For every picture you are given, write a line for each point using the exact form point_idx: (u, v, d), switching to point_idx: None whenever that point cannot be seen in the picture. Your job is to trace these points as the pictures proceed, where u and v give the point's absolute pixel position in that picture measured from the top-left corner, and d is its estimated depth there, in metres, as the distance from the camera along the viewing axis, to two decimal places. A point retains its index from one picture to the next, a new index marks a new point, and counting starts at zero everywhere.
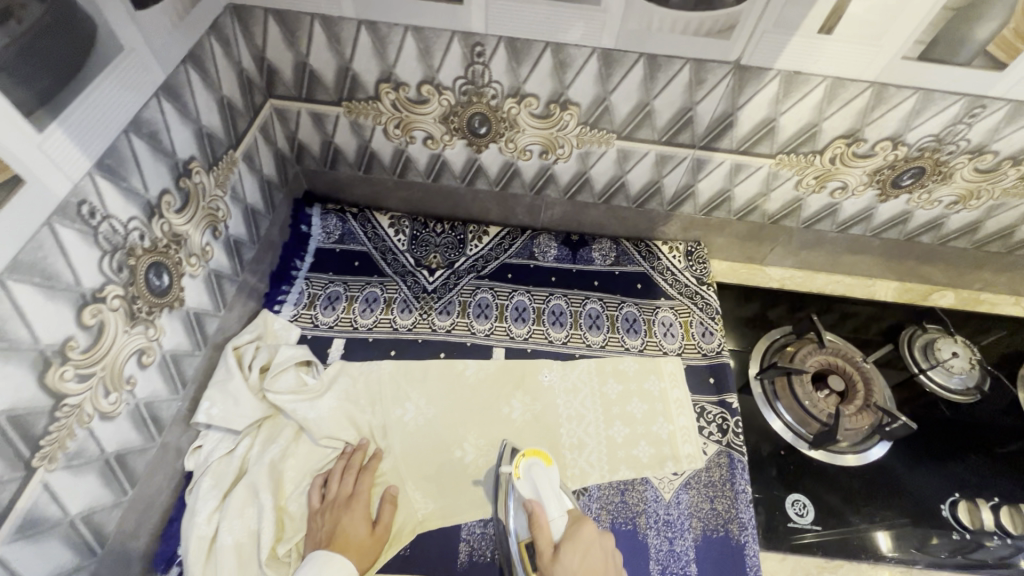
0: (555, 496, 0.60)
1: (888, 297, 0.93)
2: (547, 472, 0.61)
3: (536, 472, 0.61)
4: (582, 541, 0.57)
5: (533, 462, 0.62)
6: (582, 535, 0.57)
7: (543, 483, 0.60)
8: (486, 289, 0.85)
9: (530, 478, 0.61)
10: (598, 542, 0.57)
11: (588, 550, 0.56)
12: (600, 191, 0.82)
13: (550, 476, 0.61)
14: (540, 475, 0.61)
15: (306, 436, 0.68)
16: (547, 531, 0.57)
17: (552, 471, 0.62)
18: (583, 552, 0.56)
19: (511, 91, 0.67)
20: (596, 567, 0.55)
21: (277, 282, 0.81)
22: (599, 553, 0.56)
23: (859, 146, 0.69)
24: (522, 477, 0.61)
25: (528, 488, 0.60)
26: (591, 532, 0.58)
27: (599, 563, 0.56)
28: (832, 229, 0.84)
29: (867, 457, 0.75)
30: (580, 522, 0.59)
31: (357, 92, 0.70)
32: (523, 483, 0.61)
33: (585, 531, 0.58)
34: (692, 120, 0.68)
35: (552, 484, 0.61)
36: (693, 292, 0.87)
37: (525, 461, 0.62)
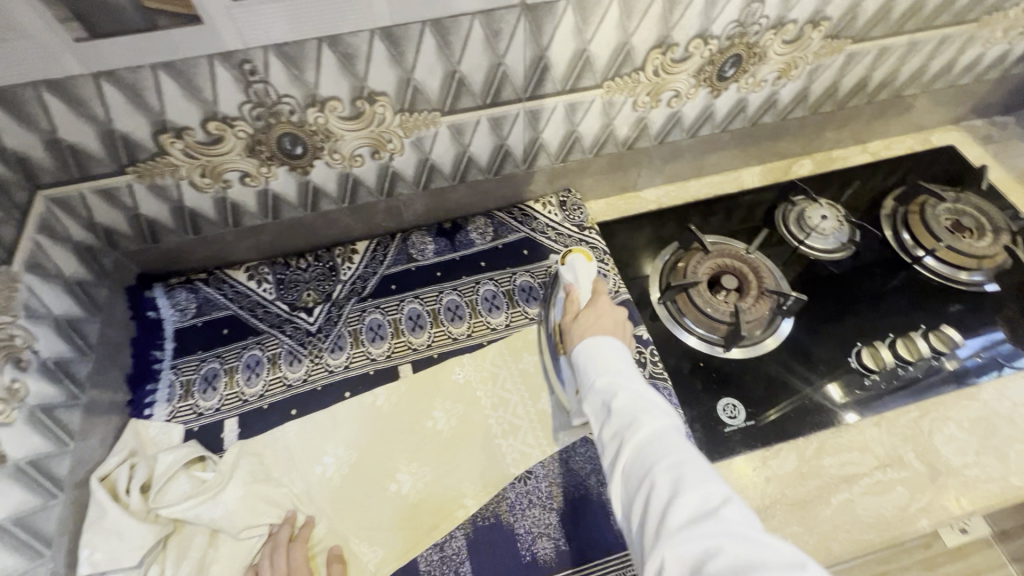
0: (588, 284, 0.70)
1: (756, 182, 0.96)
2: (587, 264, 0.71)
3: (576, 264, 0.72)
4: (597, 306, 0.64)
5: (575, 255, 0.73)
6: (600, 305, 0.64)
7: (580, 270, 0.71)
8: (373, 309, 0.79)
9: (572, 266, 0.72)
10: (614, 310, 0.64)
11: (602, 316, 0.63)
12: (450, 171, 0.77)
13: (589, 269, 0.71)
14: (580, 266, 0.71)
15: (223, 535, 0.62)
16: (574, 300, 0.67)
17: (591, 265, 0.72)
18: (597, 315, 0.63)
19: (306, 101, 0.61)
20: (605, 322, 0.62)
21: (139, 383, 0.71)
22: (614, 316, 0.63)
23: (674, 52, 0.69)
24: (565, 266, 0.72)
25: (568, 273, 0.71)
26: (607, 305, 0.64)
27: (607, 323, 0.62)
28: (684, 137, 0.85)
29: (776, 338, 0.78)
30: (603, 295, 0.66)
31: (137, 152, 0.61)
32: (566, 270, 0.72)
33: (602, 302, 0.65)
34: (506, 75, 0.65)
35: (589, 275, 0.71)
36: (578, 240, 0.86)
37: (570, 256, 0.73)
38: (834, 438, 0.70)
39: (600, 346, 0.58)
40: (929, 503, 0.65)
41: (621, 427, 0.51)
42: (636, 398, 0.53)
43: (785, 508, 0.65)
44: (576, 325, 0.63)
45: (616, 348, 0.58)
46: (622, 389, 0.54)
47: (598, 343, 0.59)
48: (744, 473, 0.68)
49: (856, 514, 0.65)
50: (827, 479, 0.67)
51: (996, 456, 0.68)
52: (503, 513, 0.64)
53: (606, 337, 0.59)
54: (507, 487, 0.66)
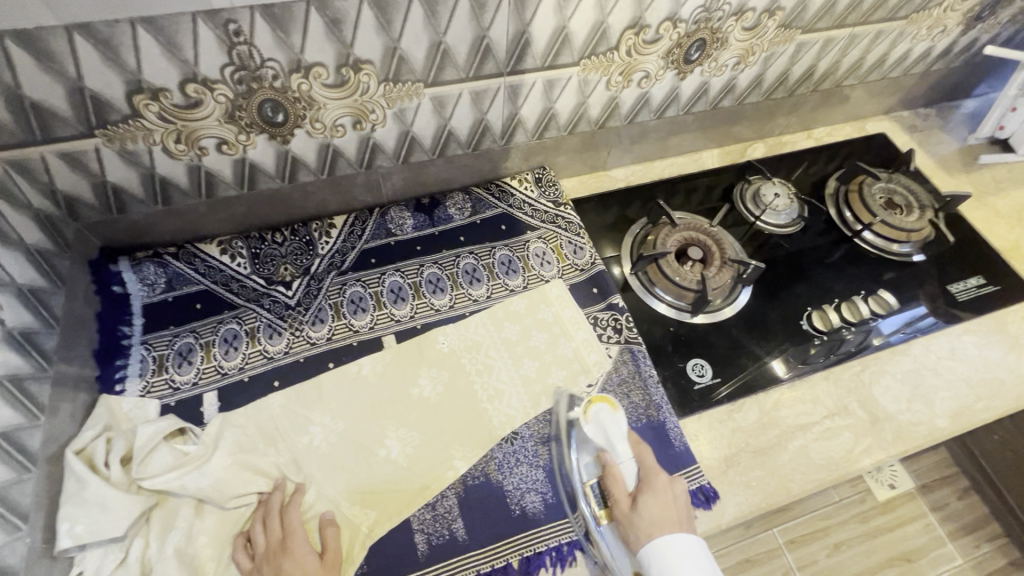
0: (624, 443, 0.65)
1: (715, 164, 1.03)
2: (614, 417, 0.66)
3: (604, 418, 0.66)
4: (654, 488, 0.61)
5: (600, 407, 0.67)
6: (657, 485, 0.61)
7: (610, 427, 0.66)
8: (353, 282, 0.79)
9: (598, 421, 0.66)
10: (671, 488, 0.62)
11: (665, 503, 0.60)
12: (431, 145, 0.78)
13: (617, 423, 0.66)
14: (607, 419, 0.66)
15: (209, 505, 0.61)
16: (620, 482, 0.63)
17: (618, 417, 0.67)
18: (659, 502, 0.60)
19: (291, 66, 0.60)
20: (670, 513, 0.59)
21: (108, 359, 0.68)
22: (674, 496, 0.61)
23: (645, 33, 0.73)
24: (590, 422, 0.66)
25: (597, 432, 0.66)
26: (665, 484, 0.62)
27: (673, 512, 0.59)
28: (651, 118, 0.90)
29: (737, 305, 0.85)
30: (651, 469, 0.63)
31: (108, 114, 0.59)
32: (592, 428, 0.66)
33: (656, 481, 0.62)
34: (489, 48, 0.67)
35: (621, 432, 0.65)
36: (554, 216, 0.89)
37: (593, 407, 0.68)
38: (789, 392, 0.77)
39: (678, 554, 0.56)
40: (870, 444, 0.73)
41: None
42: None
43: (749, 455, 0.71)
44: (639, 521, 0.59)
45: (695, 560, 0.55)
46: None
47: (673, 549, 0.56)
48: (712, 426, 0.74)
49: (809, 457, 0.72)
50: (784, 428, 0.74)
51: (924, 402, 0.77)
52: (493, 471, 0.67)
53: (681, 538, 0.57)
54: (495, 447, 0.69)
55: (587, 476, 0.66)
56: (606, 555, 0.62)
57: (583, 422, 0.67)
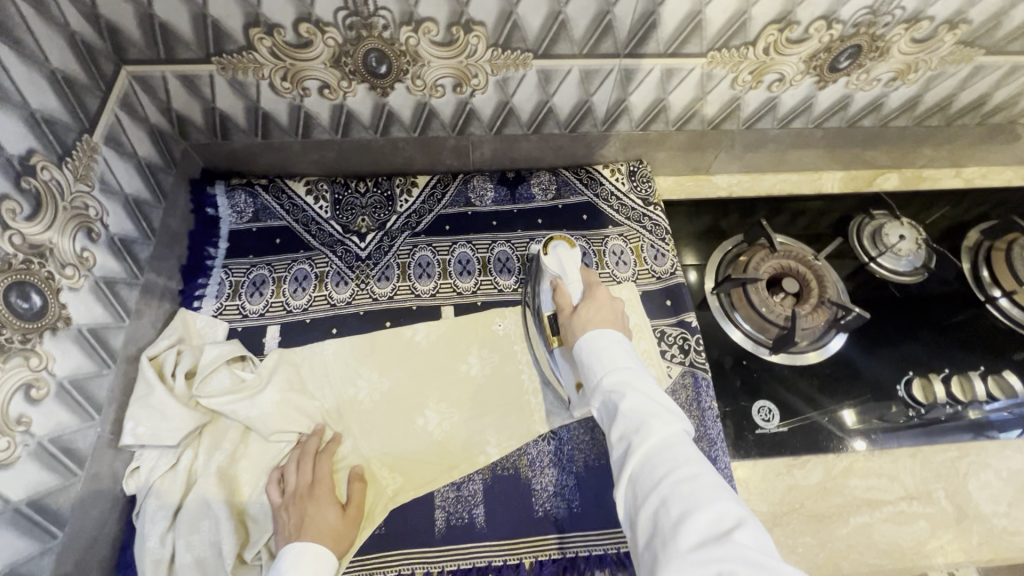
0: (576, 274, 0.67)
1: (835, 188, 0.91)
2: (570, 252, 0.68)
3: (562, 253, 0.68)
4: (595, 299, 0.62)
5: (558, 242, 0.69)
6: (599, 298, 0.62)
7: (566, 262, 0.67)
8: (424, 246, 0.79)
9: (556, 256, 0.68)
10: (611, 300, 0.62)
11: (602, 307, 0.60)
12: (527, 119, 0.75)
13: (573, 258, 0.68)
14: (564, 254, 0.68)
15: (255, 434, 0.64)
16: (566, 296, 0.64)
17: (575, 253, 0.69)
18: (597, 308, 0.61)
19: (403, 18, 0.58)
20: (607, 316, 0.59)
21: (192, 276, 0.73)
22: (611, 305, 0.61)
23: (792, 31, 0.64)
24: (549, 254, 0.68)
25: (553, 263, 0.67)
26: (605, 297, 0.62)
27: (609, 314, 0.60)
28: (774, 127, 0.80)
29: (827, 351, 0.76)
30: (597, 287, 0.64)
31: (224, 44, 0.60)
32: (549, 261, 0.68)
33: (599, 295, 0.62)
34: (611, 24, 0.61)
35: (575, 264, 0.67)
36: (641, 215, 0.83)
37: (552, 244, 0.69)
38: (864, 461, 0.69)
39: (604, 342, 0.55)
40: (950, 542, 0.64)
41: (627, 430, 0.46)
42: (643, 402, 0.47)
43: (801, 518, 0.65)
44: (578, 321, 0.60)
45: (619, 344, 0.54)
46: (624, 380, 0.50)
47: (602, 339, 0.55)
48: (766, 476, 0.67)
49: (871, 538, 0.64)
50: (850, 499, 0.66)
51: None
52: (523, 467, 0.65)
53: (612, 333, 0.56)
54: (530, 443, 0.67)
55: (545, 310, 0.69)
56: (556, 375, 0.67)
57: (542, 255, 0.69)
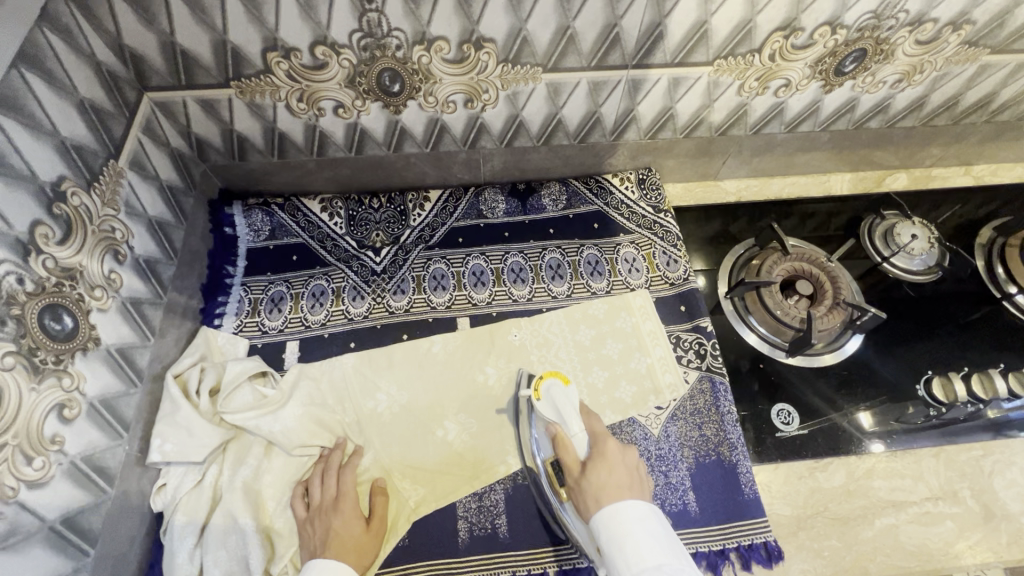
0: (575, 416, 0.61)
1: (844, 190, 0.92)
2: (565, 392, 0.63)
3: (555, 394, 0.62)
4: (605, 456, 0.56)
5: (551, 384, 0.63)
6: (608, 455, 0.56)
7: (562, 403, 0.62)
8: (439, 259, 0.80)
9: (548, 399, 0.63)
10: (624, 455, 0.57)
11: (614, 466, 0.55)
12: (537, 132, 0.76)
13: (569, 398, 0.63)
14: (557, 396, 0.62)
15: (277, 449, 0.64)
16: (570, 448, 0.58)
17: (570, 391, 0.63)
18: (609, 467, 0.55)
19: (415, 38, 0.60)
20: (625, 481, 0.53)
21: (212, 294, 0.74)
22: (626, 466, 0.55)
23: (797, 37, 0.65)
24: (542, 399, 0.62)
25: (548, 409, 0.62)
26: (617, 451, 0.57)
27: (627, 477, 0.54)
28: (781, 131, 0.81)
29: (843, 352, 0.76)
30: (604, 438, 0.59)
31: (243, 68, 0.61)
32: (543, 406, 0.63)
33: (608, 448, 0.57)
34: (619, 37, 0.62)
35: (571, 404, 0.62)
36: (652, 222, 0.83)
37: (544, 384, 0.63)
38: (886, 462, 0.68)
39: (626, 519, 0.48)
40: (978, 542, 0.63)
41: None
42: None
43: (826, 521, 0.64)
44: (589, 488, 0.53)
45: (646, 522, 0.48)
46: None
47: (620, 514, 0.49)
48: (788, 479, 0.67)
49: (898, 540, 0.63)
50: (874, 501, 0.66)
51: None
52: (544, 476, 0.66)
53: (635, 501, 0.50)
54: None
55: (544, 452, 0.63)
56: (568, 524, 0.59)
57: (533, 400, 0.63)
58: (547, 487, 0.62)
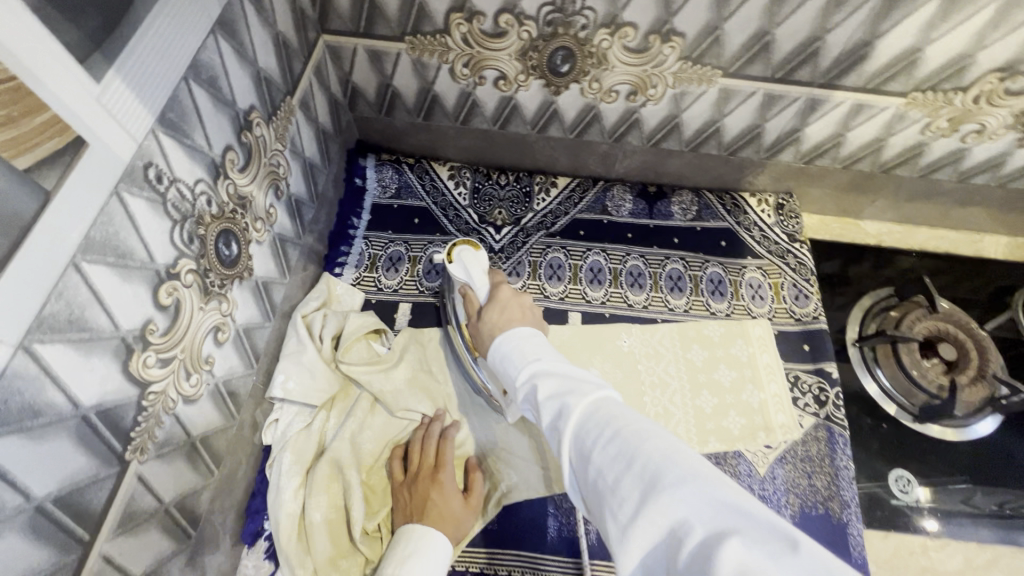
0: (482, 276, 0.63)
1: (998, 254, 0.83)
2: (474, 254, 0.64)
3: (465, 256, 0.64)
4: (498, 298, 0.57)
5: (463, 248, 0.65)
6: (499, 296, 0.58)
7: (472, 266, 0.63)
8: (558, 248, 0.78)
9: (460, 262, 0.64)
10: (516, 297, 0.58)
11: (506, 303, 0.56)
12: (689, 136, 0.72)
13: (478, 260, 0.64)
14: (467, 257, 0.64)
15: (381, 407, 0.65)
16: (473, 301, 0.60)
17: (479, 254, 0.65)
18: (501, 305, 0.56)
19: (604, 20, 0.57)
20: (514, 312, 0.55)
21: (336, 242, 0.75)
22: (516, 301, 0.57)
23: (1015, 82, 0.59)
24: (453, 261, 0.64)
25: (459, 270, 0.64)
26: (509, 292, 0.58)
27: (516, 310, 0.55)
28: (951, 179, 0.74)
29: (970, 434, 0.69)
30: (501, 287, 0.60)
31: (422, 24, 0.61)
32: (455, 268, 0.64)
33: (501, 291, 0.58)
34: (817, 52, 0.58)
35: (480, 266, 0.64)
36: (785, 250, 0.79)
37: (456, 249, 0.65)
38: (1008, 558, 0.63)
39: (514, 339, 0.48)
40: None
41: (551, 414, 0.38)
42: (561, 377, 0.40)
43: None
44: (484, 325, 0.55)
45: (533, 338, 0.48)
46: (540, 367, 0.43)
47: (512, 334, 0.49)
48: (897, 552, 0.63)
49: None
50: None
51: None
52: None
53: (523, 327, 0.50)
54: None
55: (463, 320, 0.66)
56: (483, 380, 0.62)
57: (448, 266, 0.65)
58: (467, 351, 0.64)
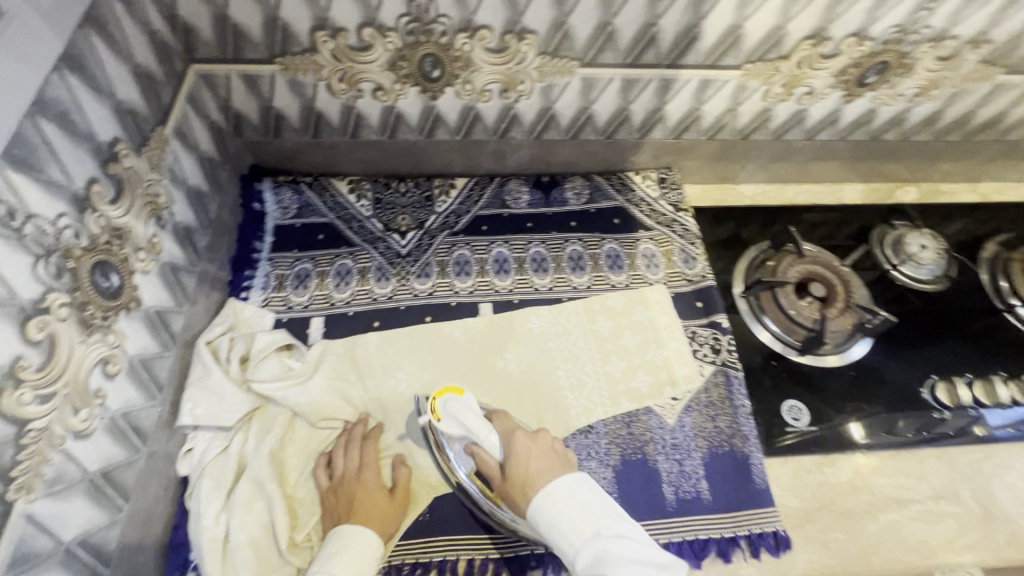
0: (480, 423, 0.59)
1: (856, 199, 0.94)
2: (461, 402, 0.60)
3: (453, 408, 0.59)
4: (517, 452, 0.56)
5: (447, 400, 0.60)
6: (517, 449, 0.56)
7: (463, 416, 0.59)
8: (463, 245, 0.81)
9: (448, 415, 0.59)
10: (532, 445, 0.57)
11: (527, 455, 0.55)
12: (566, 125, 0.78)
13: (467, 407, 0.59)
14: (454, 408, 0.59)
15: (300, 420, 0.66)
16: (486, 459, 0.57)
17: (466, 399, 0.60)
18: (522, 460, 0.55)
19: (460, 25, 0.62)
20: (545, 463, 0.54)
21: (240, 267, 0.75)
22: (537, 450, 0.56)
23: (824, 46, 0.68)
24: (443, 420, 0.59)
25: (453, 427, 0.59)
26: (522, 441, 0.57)
27: (543, 461, 0.54)
28: (801, 138, 0.84)
29: (850, 357, 0.77)
30: (511, 437, 0.58)
31: (290, 44, 0.63)
32: (446, 424, 0.59)
33: (516, 444, 0.56)
34: (655, 36, 0.65)
35: (473, 413, 0.59)
36: (671, 220, 0.86)
37: (440, 402, 0.60)
38: (890, 462, 0.71)
39: (569, 513, 0.49)
40: (977, 541, 0.66)
41: None
42: (631, 566, 0.44)
43: (832, 515, 0.67)
44: (517, 485, 0.53)
45: (581, 496, 0.50)
46: (604, 548, 0.46)
47: (550, 497, 0.50)
48: (796, 473, 0.69)
49: (901, 535, 0.66)
50: (877, 497, 0.68)
51: None
52: None
53: (566, 479, 0.51)
54: (569, 437, 0.69)
55: (468, 464, 0.62)
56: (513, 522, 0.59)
57: (436, 421, 0.60)
58: (484, 498, 0.60)
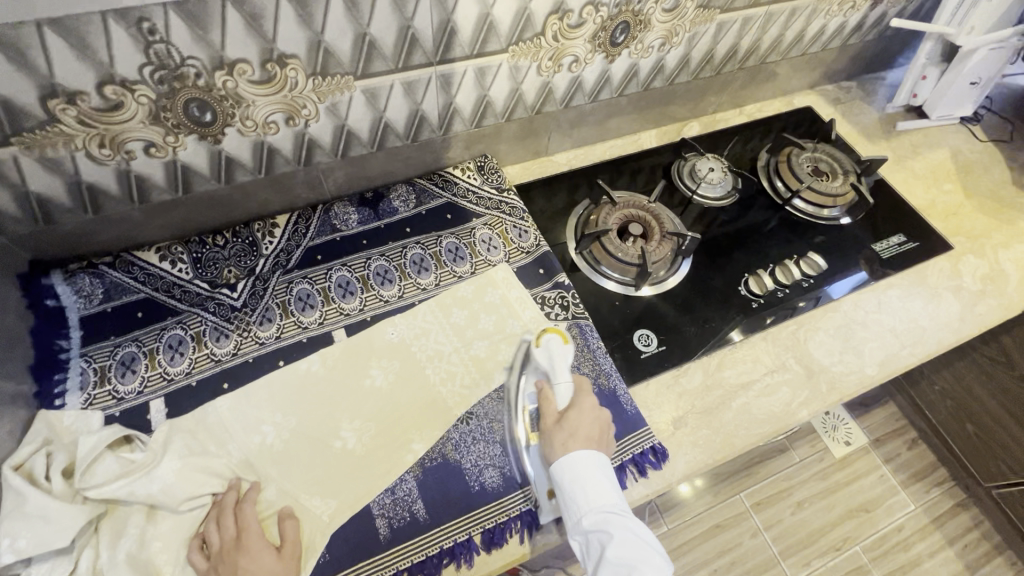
0: (564, 372, 0.68)
1: (653, 143, 1.06)
2: (562, 346, 0.69)
3: (552, 346, 0.69)
4: (582, 407, 0.65)
5: (554, 336, 0.70)
6: (584, 405, 0.65)
7: (557, 357, 0.69)
8: (301, 280, 0.79)
9: (546, 348, 0.69)
10: (595, 411, 0.66)
11: (589, 419, 0.64)
12: (368, 138, 0.79)
13: (564, 353, 0.69)
14: (556, 347, 0.69)
15: (162, 511, 0.60)
16: (551, 400, 0.67)
17: (567, 347, 0.70)
18: (582, 420, 0.64)
19: (213, 63, 0.60)
20: (595, 433, 0.63)
21: (45, 373, 0.66)
22: (596, 420, 0.65)
23: (569, 18, 0.75)
24: (541, 348, 0.69)
25: (544, 356, 0.69)
26: (589, 406, 0.66)
27: (596, 429, 0.64)
28: (587, 101, 0.92)
29: (681, 275, 0.87)
30: (586, 392, 0.67)
31: (22, 121, 0.57)
32: (541, 353, 0.70)
33: (584, 401, 0.66)
34: (416, 37, 0.68)
35: (564, 361, 0.69)
36: (498, 202, 0.90)
37: (545, 336, 0.70)
38: (730, 356, 0.81)
39: (592, 478, 0.59)
40: (807, 396, 0.78)
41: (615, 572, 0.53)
42: (630, 542, 0.55)
43: (694, 417, 0.75)
44: (559, 435, 0.63)
45: (603, 472, 0.60)
46: (611, 521, 0.57)
47: (581, 460, 0.60)
48: (659, 392, 0.77)
49: (751, 413, 0.75)
50: (727, 388, 0.78)
51: (854, 353, 0.82)
52: (449, 451, 0.68)
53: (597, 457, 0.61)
54: (452, 429, 0.70)
55: (529, 402, 0.71)
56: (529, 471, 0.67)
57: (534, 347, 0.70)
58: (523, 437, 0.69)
